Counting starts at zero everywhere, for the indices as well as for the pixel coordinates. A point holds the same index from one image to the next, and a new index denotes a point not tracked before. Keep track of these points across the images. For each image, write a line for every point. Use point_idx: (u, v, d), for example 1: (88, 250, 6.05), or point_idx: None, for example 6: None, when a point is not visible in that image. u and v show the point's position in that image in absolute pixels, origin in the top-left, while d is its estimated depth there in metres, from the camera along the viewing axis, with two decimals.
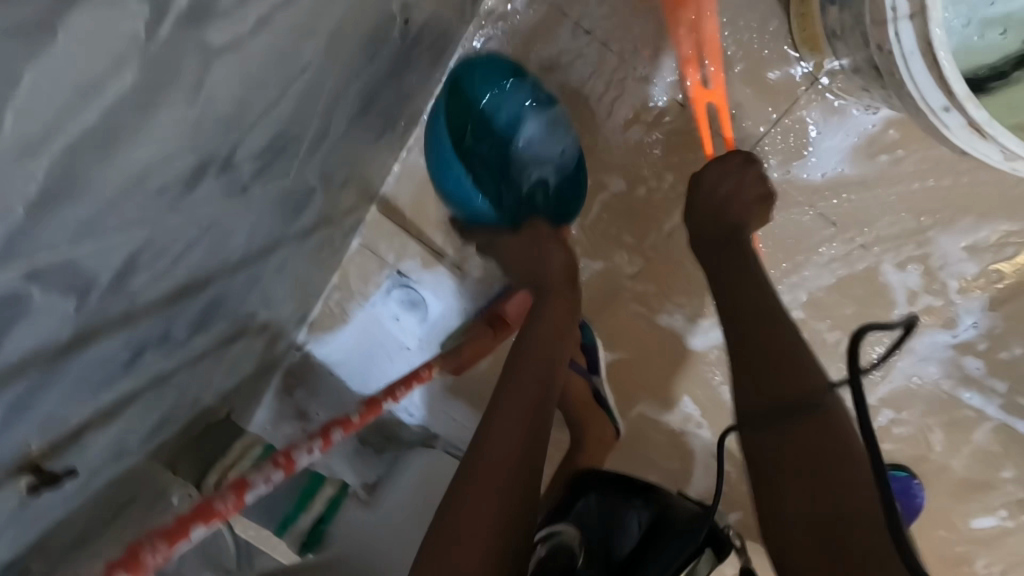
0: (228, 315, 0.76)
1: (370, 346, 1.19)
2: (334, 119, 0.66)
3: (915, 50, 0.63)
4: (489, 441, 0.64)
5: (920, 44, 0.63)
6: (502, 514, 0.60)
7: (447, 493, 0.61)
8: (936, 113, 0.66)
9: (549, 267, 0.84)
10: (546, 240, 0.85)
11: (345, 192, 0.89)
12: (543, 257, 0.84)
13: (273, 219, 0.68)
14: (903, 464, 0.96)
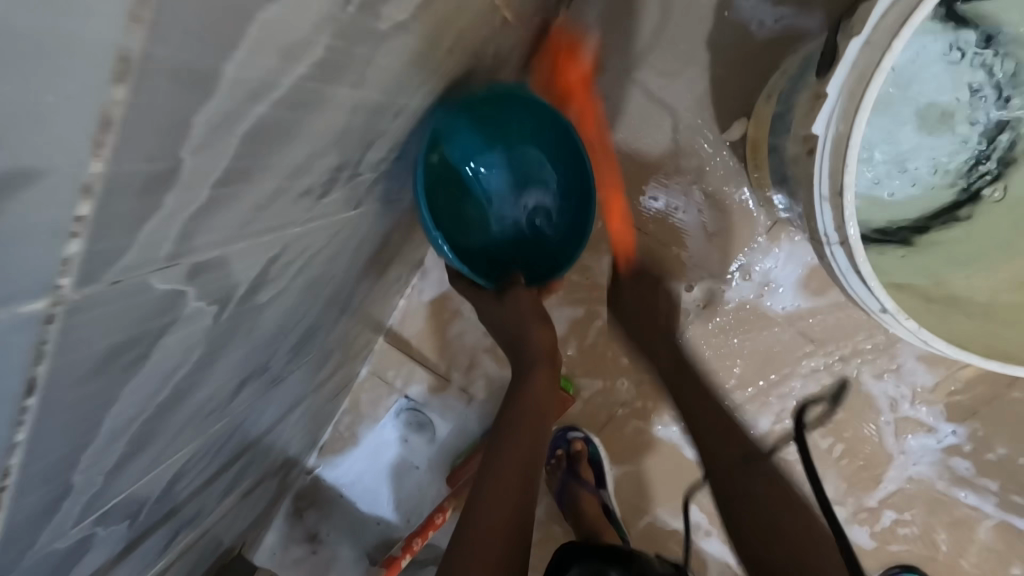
0: (251, 471, 0.79)
1: (381, 468, 1.22)
2: (351, 295, 0.73)
3: (849, 268, 0.69)
4: (485, 503, 0.67)
5: (851, 265, 0.68)
6: (503, 528, 0.64)
7: (454, 544, 0.64)
8: (877, 312, 0.70)
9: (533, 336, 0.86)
10: (531, 314, 0.86)
11: (356, 336, 0.96)
12: (528, 318, 0.86)
13: (296, 386, 0.73)
14: (913, 565, 0.97)
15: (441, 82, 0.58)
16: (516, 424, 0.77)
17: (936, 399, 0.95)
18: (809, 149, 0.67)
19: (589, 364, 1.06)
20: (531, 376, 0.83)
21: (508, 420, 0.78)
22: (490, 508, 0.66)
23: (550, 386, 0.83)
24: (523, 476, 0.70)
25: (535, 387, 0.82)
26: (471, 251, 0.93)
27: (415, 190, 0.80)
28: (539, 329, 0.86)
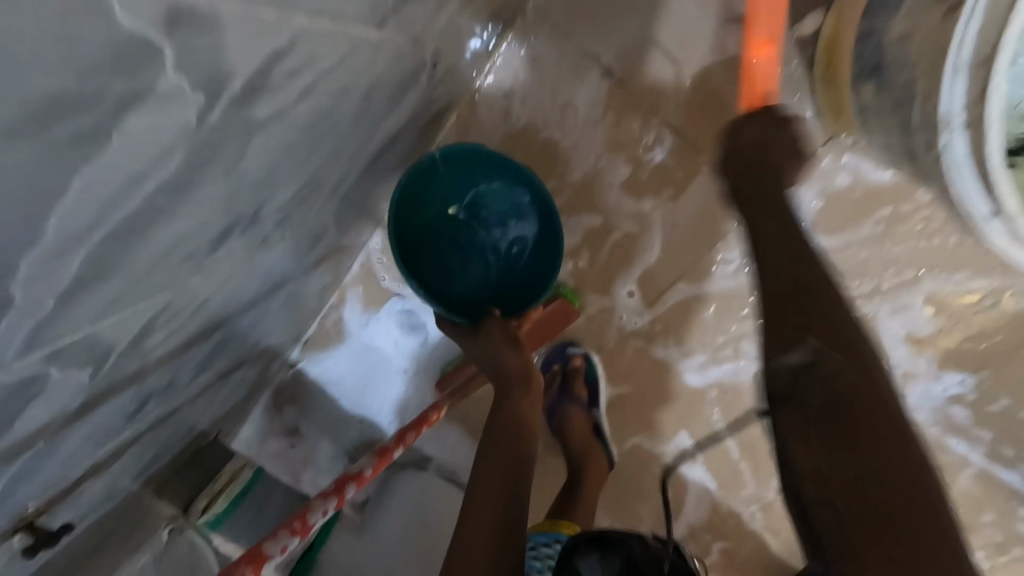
0: (233, 351, 0.73)
1: (365, 369, 1.17)
2: (353, 164, 0.63)
3: (966, 159, 0.64)
4: (469, 526, 0.64)
5: (972, 154, 0.63)
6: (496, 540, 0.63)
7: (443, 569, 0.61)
8: (982, 220, 0.66)
9: (503, 360, 0.82)
10: (503, 340, 0.84)
11: (353, 222, 0.86)
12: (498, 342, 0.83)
13: (286, 260, 0.65)
14: None
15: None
16: (500, 438, 0.75)
17: (949, 349, 0.91)
18: (947, 11, 0.61)
19: (597, 280, 1.00)
20: (510, 397, 0.79)
21: (492, 429, 0.76)
22: (473, 527, 0.63)
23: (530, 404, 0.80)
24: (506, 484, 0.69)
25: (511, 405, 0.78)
26: (457, 296, 0.92)
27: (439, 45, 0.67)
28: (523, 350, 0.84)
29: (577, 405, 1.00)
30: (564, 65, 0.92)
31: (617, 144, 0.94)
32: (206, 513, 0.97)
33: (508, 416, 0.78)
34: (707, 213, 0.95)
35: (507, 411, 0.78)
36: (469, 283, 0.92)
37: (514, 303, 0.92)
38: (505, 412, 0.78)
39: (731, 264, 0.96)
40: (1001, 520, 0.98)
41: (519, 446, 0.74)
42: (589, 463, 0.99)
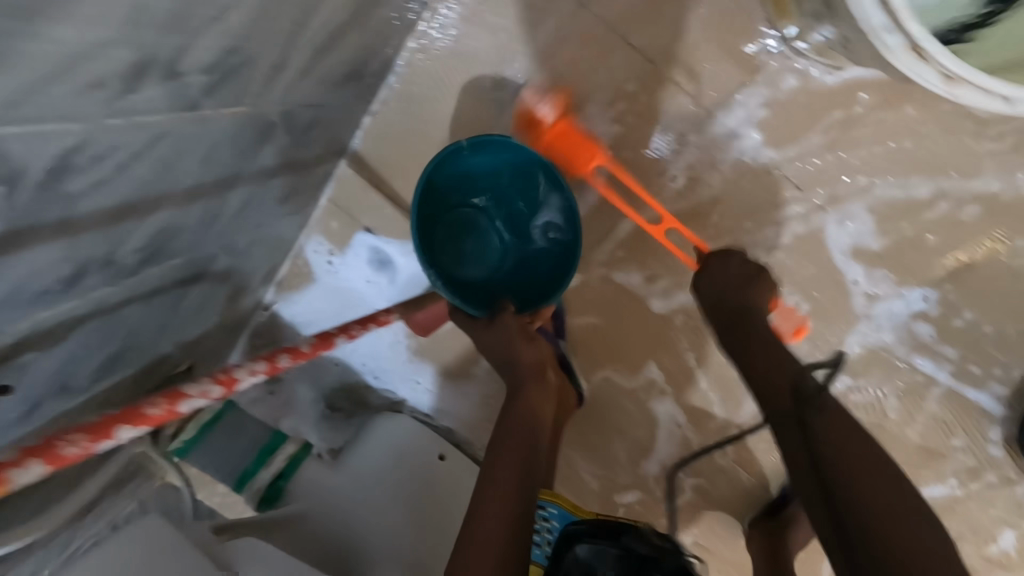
0: (188, 255, 0.74)
1: (338, 309, 1.17)
2: (295, 50, 0.64)
3: None
4: (485, 513, 0.71)
5: None
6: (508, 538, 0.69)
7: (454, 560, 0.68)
8: (879, 34, 0.69)
9: (520, 360, 0.89)
10: (518, 334, 0.88)
11: (315, 141, 0.87)
12: (513, 338, 0.88)
13: (232, 150, 0.66)
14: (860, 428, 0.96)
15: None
16: (510, 434, 0.82)
17: (914, 263, 0.89)
18: None
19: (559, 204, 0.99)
20: (523, 395, 0.87)
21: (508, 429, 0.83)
22: (484, 528, 0.70)
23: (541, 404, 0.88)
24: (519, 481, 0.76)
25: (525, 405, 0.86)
26: (474, 280, 0.96)
27: None
28: (535, 345, 0.91)
29: (545, 335, 0.99)
30: None
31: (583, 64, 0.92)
32: (175, 440, 0.98)
33: (522, 409, 0.85)
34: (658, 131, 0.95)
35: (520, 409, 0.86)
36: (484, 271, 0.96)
37: (528, 290, 0.97)
38: (519, 409, 0.85)
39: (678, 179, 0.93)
40: (972, 444, 0.97)
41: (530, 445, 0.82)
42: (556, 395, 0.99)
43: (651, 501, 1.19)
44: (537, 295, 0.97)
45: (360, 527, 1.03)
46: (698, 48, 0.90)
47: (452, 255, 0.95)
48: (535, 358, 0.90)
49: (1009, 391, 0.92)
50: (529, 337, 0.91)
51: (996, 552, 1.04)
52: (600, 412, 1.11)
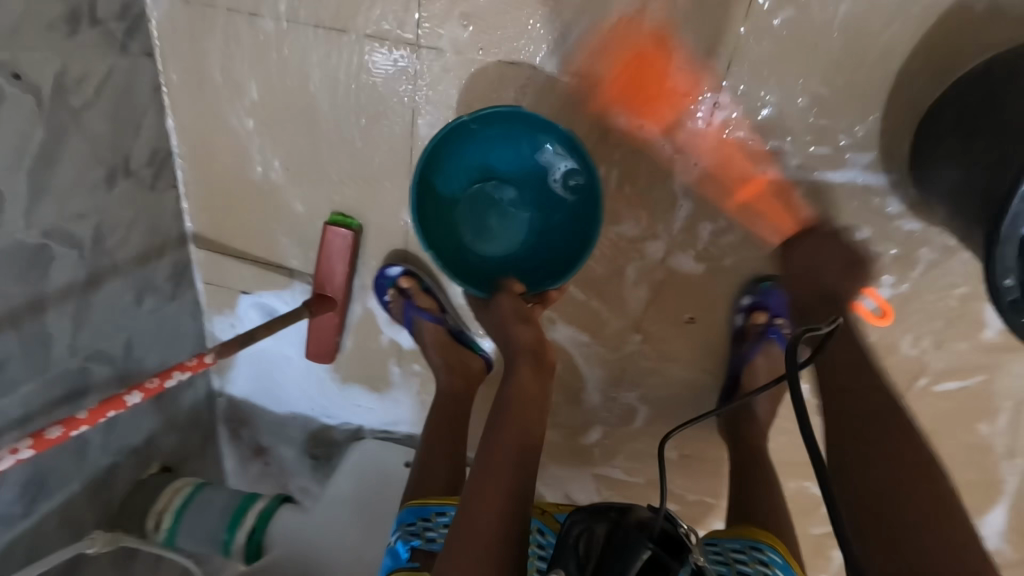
0: (43, 378, 0.87)
1: (268, 369, 1.29)
2: (12, 182, 0.75)
3: None
4: (487, 492, 0.64)
5: None
6: (507, 519, 0.63)
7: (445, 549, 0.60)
8: None
9: (518, 336, 0.82)
10: (514, 315, 0.85)
11: (128, 241, 0.98)
12: (509, 319, 0.85)
13: (5, 281, 0.77)
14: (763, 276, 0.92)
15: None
16: (514, 407, 0.72)
17: (686, 79, 0.81)
18: None
19: (361, 196, 1.01)
20: (519, 392, 0.74)
21: (511, 399, 0.73)
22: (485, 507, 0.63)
23: (538, 379, 0.77)
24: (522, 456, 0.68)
25: (522, 376, 0.77)
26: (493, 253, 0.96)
27: (61, 61, 0.78)
28: (529, 322, 0.84)
29: (422, 314, 1.03)
30: (203, 26, 0.91)
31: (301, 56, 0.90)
32: (160, 531, 1.15)
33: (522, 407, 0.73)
34: (409, 82, 0.89)
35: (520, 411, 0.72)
36: (494, 246, 0.95)
37: (542, 267, 0.95)
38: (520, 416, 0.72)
39: (422, 124, 0.92)
40: (879, 231, 0.83)
41: (531, 421, 0.72)
42: (451, 366, 1.03)
43: (613, 428, 1.13)
44: (551, 276, 0.94)
45: (336, 550, 1.11)
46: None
47: (472, 226, 0.95)
48: (534, 336, 0.83)
49: (875, 155, 0.80)
50: (523, 314, 0.85)
51: (986, 333, 0.87)
52: None
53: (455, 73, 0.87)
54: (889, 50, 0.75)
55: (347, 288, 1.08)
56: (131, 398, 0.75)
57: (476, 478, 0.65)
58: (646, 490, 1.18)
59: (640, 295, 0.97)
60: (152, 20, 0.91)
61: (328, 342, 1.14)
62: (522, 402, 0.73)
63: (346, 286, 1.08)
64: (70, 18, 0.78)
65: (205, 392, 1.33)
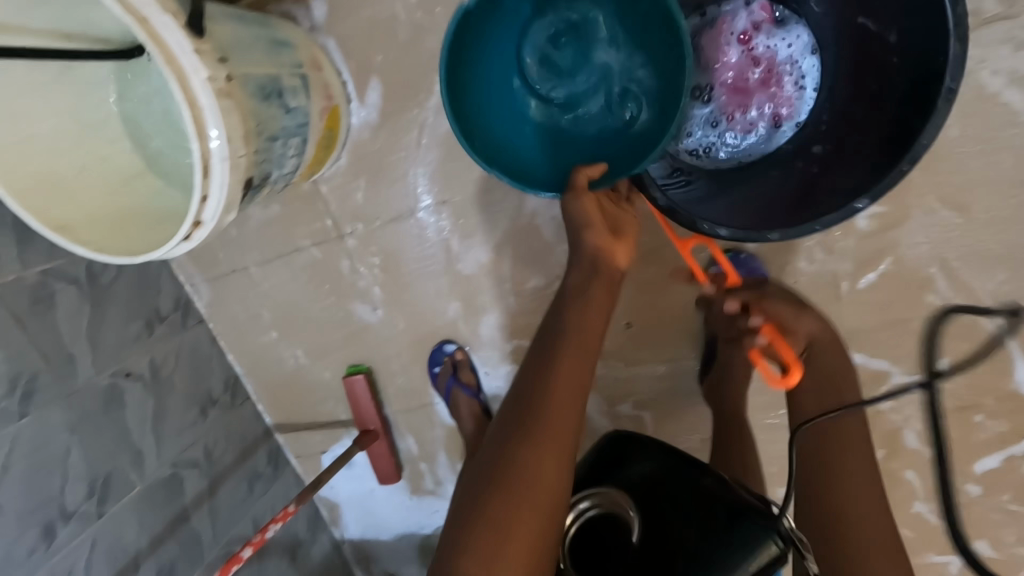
0: (201, 567, 1.23)
1: (365, 506, 1.56)
2: (141, 442, 1.15)
3: None
4: (555, 403, 0.74)
5: None
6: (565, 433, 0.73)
7: (513, 437, 0.72)
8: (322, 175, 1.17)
9: (583, 248, 0.85)
10: (584, 222, 0.84)
11: (230, 448, 1.35)
12: (578, 228, 0.84)
13: (156, 506, 1.15)
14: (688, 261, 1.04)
15: (26, 320, 1.00)
16: (580, 339, 0.80)
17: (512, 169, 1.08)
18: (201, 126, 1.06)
19: (361, 347, 1.33)
20: (569, 330, 0.80)
21: (574, 329, 0.80)
22: (551, 413, 0.73)
23: (598, 316, 0.82)
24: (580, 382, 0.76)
25: (584, 309, 0.82)
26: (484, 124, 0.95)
27: (151, 352, 1.21)
28: (599, 231, 0.84)
29: (463, 389, 1.23)
30: (223, 288, 1.33)
31: (282, 276, 1.29)
32: None
33: (574, 340, 0.79)
34: (353, 257, 1.24)
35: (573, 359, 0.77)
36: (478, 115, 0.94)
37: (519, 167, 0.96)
38: (576, 357, 0.78)
39: (373, 282, 1.26)
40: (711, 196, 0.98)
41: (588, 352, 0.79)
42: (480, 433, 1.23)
43: None
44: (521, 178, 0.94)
45: None
46: (313, 221, 1.22)
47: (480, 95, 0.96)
48: (593, 248, 0.85)
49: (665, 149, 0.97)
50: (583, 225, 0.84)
51: (859, 223, 0.94)
52: None
53: (375, 237, 1.21)
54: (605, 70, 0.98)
55: (377, 416, 1.35)
56: (245, 552, 1.06)
57: (540, 386, 0.75)
58: None
59: None
60: (196, 301, 1.36)
61: (383, 456, 1.39)
62: (574, 338, 0.79)
63: (379, 417, 1.36)
64: (147, 326, 1.22)
65: (331, 543, 1.62)
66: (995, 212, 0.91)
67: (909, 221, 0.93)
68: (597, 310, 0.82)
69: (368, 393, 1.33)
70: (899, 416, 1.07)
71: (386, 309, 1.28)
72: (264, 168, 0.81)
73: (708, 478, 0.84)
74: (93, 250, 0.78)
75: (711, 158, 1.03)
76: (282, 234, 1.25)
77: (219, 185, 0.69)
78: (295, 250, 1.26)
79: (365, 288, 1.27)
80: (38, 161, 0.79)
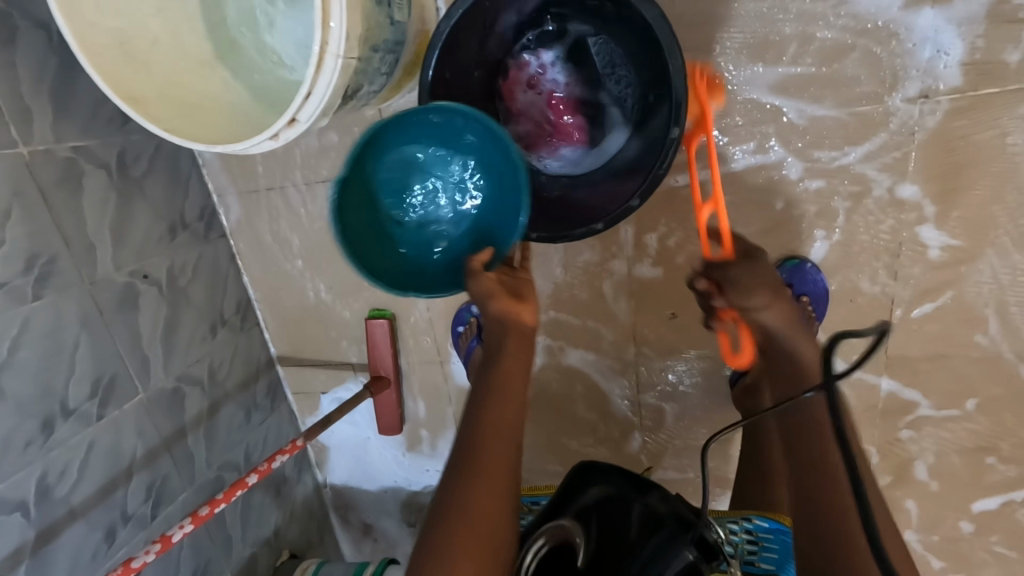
0: (191, 489, 1.18)
1: (356, 454, 1.53)
2: (149, 349, 1.08)
3: None
4: (489, 448, 0.69)
5: None
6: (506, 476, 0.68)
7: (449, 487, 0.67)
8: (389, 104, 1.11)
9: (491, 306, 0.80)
10: (491, 291, 0.80)
11: (233, 372, 1.29)
12: (488, 294, 0.80)
13: (156, 418, 1.09)
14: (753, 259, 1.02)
15: (52, 196, 0.92)
16: (508, 376, 0.75)
17: None
18: None
19: (389, 292, 1.28)
20: (497, 369, 0.76)
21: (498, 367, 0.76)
22: (490, 460, 0.68)
23: (523, 353, 0.78)
24: (512, 419, 0.72)
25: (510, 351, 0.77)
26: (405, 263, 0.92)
27: (171, 258, 1.14)
28: (500, 298, 0.79)
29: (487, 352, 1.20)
30: (255, 206, 1.26)
31: (321, 205, 1.22)
32: None
33: (503, 379, 0.74)
34: None
35: (502, 407, 0.72)
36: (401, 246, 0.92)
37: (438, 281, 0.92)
38: (505, 404, 0.73)
39: None
40: (794, 198, 0.96)
41: (516, 392, 0.74)
42: None
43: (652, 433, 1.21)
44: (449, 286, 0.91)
45: None
46: None
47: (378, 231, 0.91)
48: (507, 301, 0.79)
49: (759, 141, 0.93)
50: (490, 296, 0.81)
51: (930, 253, 0.94)
52: (543, 395, 1.27)
53: None
54: (719, 16, 0.89)
55: (392, 365, 1.31)
56: (251, 480, 1.02)
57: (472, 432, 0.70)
58: (704, 484, 1.25)
59: (624, 306, 1.14)
60: (221, 214, 1.28)
61: (388, 405, 1.36)
62: (502, 375, 0.75)
63: (394, 366, 1.33)
64: (170, 230, 1.14)
65: (314, 486, 1.58)
66: None
67: (981, 260, 0.93)
68: (517, 360, 0.77)
69: (388, 339, 1.29)
70: (917, 447, 1.09)
71: None
72: (360, 79, 0.75)
73: (655, 498, 0.78)
74: (169, 135, 0.73)
75: (571, 166, 0.98)
76: (331, 159, 1.18)
77: (326, 85, 0.64)
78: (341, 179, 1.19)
79: None
80: (118, 24, 0.73)
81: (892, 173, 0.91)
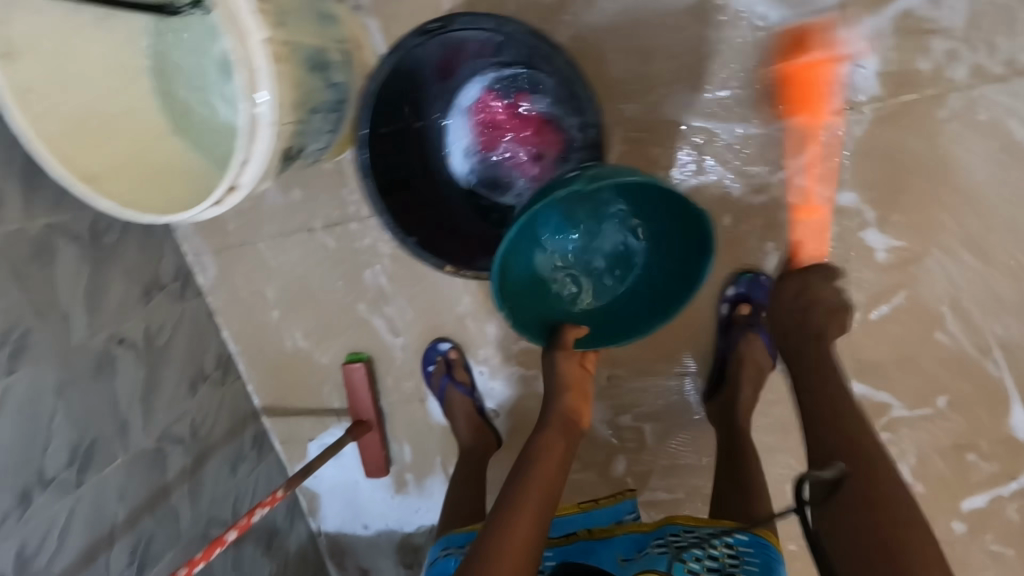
0: (177, 547, 1.18)
1: (347, 498, 1.52)
2: (128, 411, 1.10)
3: None
4: (509, 542, 0.73)
5: None
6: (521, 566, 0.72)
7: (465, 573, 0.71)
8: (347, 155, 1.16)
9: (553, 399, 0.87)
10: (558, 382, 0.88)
11: (217, 426, 1.31)
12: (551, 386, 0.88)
13: (138, 479, 1.11)
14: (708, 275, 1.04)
15: (25, 270, 0.95)
16: (547, 471, 0.80)
17: None
18: None
19: (364, 335, 1.30)
20: (535, 460, 0.81)
21: (537, 455, 0.81)
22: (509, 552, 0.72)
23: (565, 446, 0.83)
24: (538, 512, 0.76)
25: (552, 440, 0.83)
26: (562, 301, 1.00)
27: (147, 318, 1.17)
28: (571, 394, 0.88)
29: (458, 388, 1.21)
30: (230, 261, 1.30)
31: (292, 256, 1.26)
32: None
33: (539, 472, 0.80)
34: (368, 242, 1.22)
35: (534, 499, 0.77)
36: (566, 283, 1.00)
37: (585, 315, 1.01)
38: (536, 498, 0.77)
39: (386, 269, 1.24)
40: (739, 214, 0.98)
41: (551, 490, 0.79)
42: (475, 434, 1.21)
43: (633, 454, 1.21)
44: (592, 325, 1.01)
45: None
46: (333, 201, 1.20)
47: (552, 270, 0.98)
48: (563, 398, 0.87)
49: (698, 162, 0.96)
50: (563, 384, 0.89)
51: (878, 256, 0.96)
52: (522, 424, 1.27)
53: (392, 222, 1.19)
54: (645, 50, 0.93)
55: (372, 406, 1.32)
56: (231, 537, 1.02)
57: (500, 522, 0.75)
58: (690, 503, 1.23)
59: None
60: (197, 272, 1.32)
61: (370, 448, 1.36)
62: (538, 466, 0.80)
63: (375, 408, 1.34)
64: (146, 292, 1.18)
65: (308, 534, 1.57)
66: (1012, 256, 0.93)
67: (927, 259, 0.95)
68: (558, 450, 0.82)
69: (366, 381, 1.30)
70: (896, 450, 1.08)
71: (396, 298, 1.26)
72: (302, 139, 0.79)
73: None
74: (114, 205, 0.76)
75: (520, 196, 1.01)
76: (299, 211, 1.23)
77: (262, 151, 0.68)
78: (310, 230, 1.23)
79: (376, 275, 1.24)
80: (68, 107, 0.78)
81: (829, 182, 0.94)
